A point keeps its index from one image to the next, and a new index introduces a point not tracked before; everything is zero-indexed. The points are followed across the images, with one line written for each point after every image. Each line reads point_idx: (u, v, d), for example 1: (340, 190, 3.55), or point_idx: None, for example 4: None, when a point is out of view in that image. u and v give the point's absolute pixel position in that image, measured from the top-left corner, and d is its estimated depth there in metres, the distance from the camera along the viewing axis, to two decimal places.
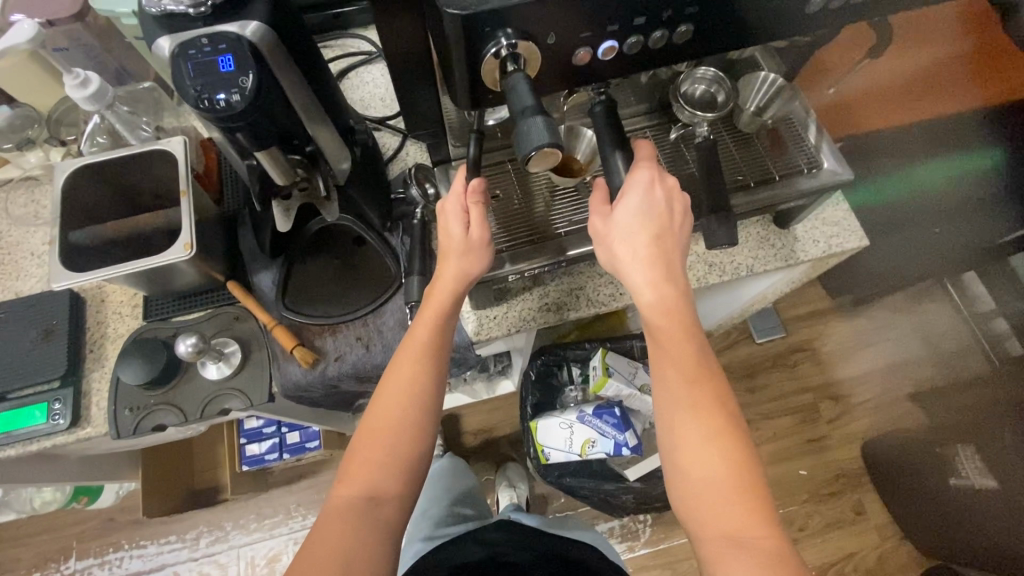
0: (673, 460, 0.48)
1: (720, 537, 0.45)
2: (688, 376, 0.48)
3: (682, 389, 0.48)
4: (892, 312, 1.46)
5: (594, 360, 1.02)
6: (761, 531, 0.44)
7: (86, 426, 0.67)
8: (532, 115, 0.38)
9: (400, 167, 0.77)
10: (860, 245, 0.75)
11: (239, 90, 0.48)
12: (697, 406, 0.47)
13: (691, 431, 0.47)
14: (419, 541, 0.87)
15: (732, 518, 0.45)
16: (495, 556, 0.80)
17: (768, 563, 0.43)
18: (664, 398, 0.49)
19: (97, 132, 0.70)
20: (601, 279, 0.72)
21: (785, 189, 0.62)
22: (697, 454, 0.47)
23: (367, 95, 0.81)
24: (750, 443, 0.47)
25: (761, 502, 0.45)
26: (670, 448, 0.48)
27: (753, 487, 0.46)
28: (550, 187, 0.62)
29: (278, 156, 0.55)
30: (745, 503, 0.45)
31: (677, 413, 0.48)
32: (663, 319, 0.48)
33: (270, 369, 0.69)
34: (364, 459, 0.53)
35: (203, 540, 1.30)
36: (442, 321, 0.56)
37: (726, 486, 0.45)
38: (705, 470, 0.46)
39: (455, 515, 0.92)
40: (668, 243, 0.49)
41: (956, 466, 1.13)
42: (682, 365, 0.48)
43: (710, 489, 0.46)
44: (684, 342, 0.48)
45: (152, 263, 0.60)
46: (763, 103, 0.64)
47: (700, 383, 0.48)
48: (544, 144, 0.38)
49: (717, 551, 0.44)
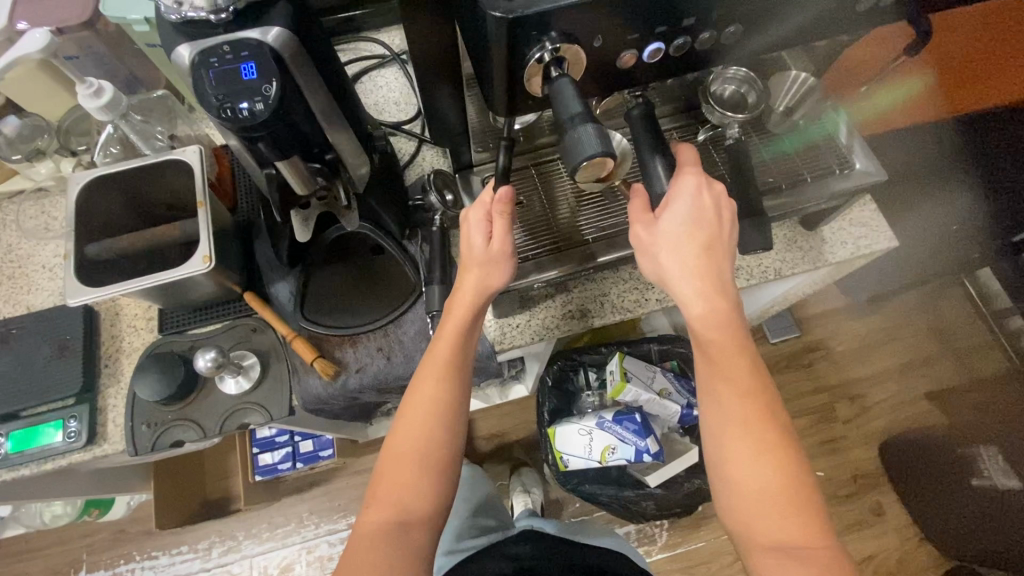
0: (723, 473, 0.46)
1: (773, 551, 0.44)
2: (739, 389, 0.46)
3: (731, 403, 0.46)
4: (906, 310, 1.44)
5: (612, 365, 1.00)
6: (816, 545, 0.44)
7: (103, 443, 0.66)
8: (581, 124, 0.37)
9: (417, 173, 0.75)
10: (888, 246, 0.73)
11: (263, 98, 0.46)
12: (749, 420, 0.46)
13: (742, 446, 0.46)
14: (441, 556, 0.86)
15: (785, 534, 0.44)
16: (521, 564, 0.79)
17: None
18: (712, 412, 0.47)
19: (110, 142, 0.68)
20: (625, 284, 0.71)
21: (816, 191, 0.61)
22: (750, 469, 0.45)
23: (381, 99, 0.79)
24: (802, 456, 0.46)
25: (815, 515, 0.44)
26: (718, 463, 0.47)
27: (807, 501, 0.44)
28: (576, 192, 0.60)
29: (299, 165, 0.55)
30: (799, 517, 0.44)
31: (725, 427, 0.46)
32: (712, 332, 0.46)
33: (289, 382, 0.68)
34: (394, 479, 0.52)
35: (215, 551, 1.29)
36: (470, 333, 0.54)
37: (779, 500, 0.44)
38: (757, 485, 0.45)
39: (478, 527, 0.91)
40: (709, 251, 0.47)
41: (979, 466, 1.13)
42: (734, 378, 0.46)
43: (763, 504, 0.45)
44: (734, 355, 0.46)
45: (170, 277, 0.59)
46: (792, 102, 0.63)
47: (751, 397, 0.46)
48: (596, 154, 0.36)
49: (769, 565, 0.44)
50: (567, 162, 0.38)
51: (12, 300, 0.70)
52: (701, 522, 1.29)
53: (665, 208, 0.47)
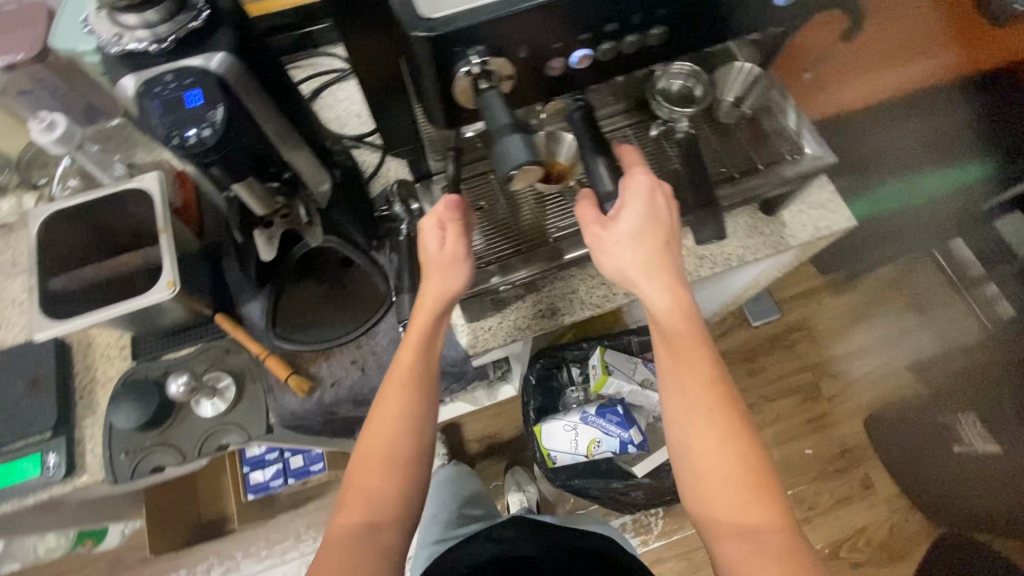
0: (685, 461, 0.48)
1: (733, 533, 0.45)
2: (694, 379, 0.48)
3: (687, 392, 0.48)
4: (882, 284, 1.47)
5: (593, 359, 1.02)
6: (772, 526, 0.45)
7: (84, 474, 0.66)
8: (510, 134, 0.38)
9: (382, 183, 0.76)
10: (848, 226, 0.75)
11: (210, 124, 0.47)
12: (706, 410, 0.47)
13: (706, 435, 0.47)
14: (432, 544, 0.87)
15: (747, 516, 0.46)
16: (502, 553, 0.80)
17: (784, 557, 0.43)
18: (677, 404, 0.49)
19: (69, 175, 0.69)
20: (593, 281, 0.72)
21: (767, 177, 0.62)
22: (707, 454, 0.47)
23: (342, 113, 0.80)
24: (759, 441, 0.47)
25: (772, 496, 0.46)
26: (683, 452, 0.48)
27: (768, 485, 0.46)
28: (536, 195, 0.61)
29: (254, 185, 0.56)
30: (760, 501, 0.46)
31: (688, 418, 0.48)
32: (677, 326, 0.49)
33: (266, 400, 0.68)
34: (363, 483, 0.52)
35: (214, 572, 1.29)
36: (428, 343, 0.55)
37: (741, 485, 0.46)
38: (720, 470, 0.46)
39: (466, 517, 0.94)
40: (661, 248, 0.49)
41: (960, 433, 1.20)
42: (695, 371, 0.48)
43: (727, 489, 0.46)
44: (696, 348, 0.48)
45: (135, 304, 0.59)
46: (741, 93, 0.64)
47: (707, 387, 0.48)
48: (523, 163, 0.37)
49: (729, 547, 0.45)
50: (500, 171, 0.39)
51: None
52: None
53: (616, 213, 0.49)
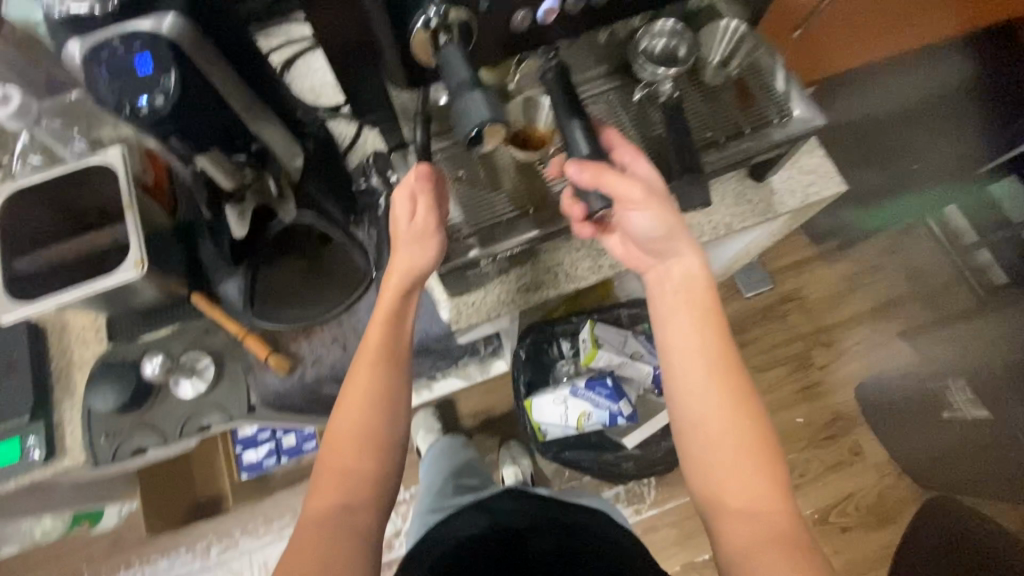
0: (698, 435, 0.53)
1: (737, 511, 0.50)
2: (711, 364, 0.54)
3: (696, 379, 0.54)
4: (875, 252, 1.46)
5: (583, 333, 1.01)
6: (775, 501, 0.50)
7: (65, 457, 0.65)
8: (470, 91, 0.39)
9: (359, 157, 0.69)
10: (837, 191, 0.73)
11: (163, 91, 0.46)
12: (720, 391, 0.53)
13: (722, 411, 0.53)
14: (428, 513, 0.89)
15: (753, 490, 0.50)
16: (496, 525, 0.79)
17: (783, 528, 0.48)
18: (696, 382, 0.54)
19: (30, 151, 0.66)
20: (578, 252, 0.70)
21: (754, 142, 0.60)
22: (715, 436, 0.52)
23: (316, 83, 0.77)
24: (763, 429, 0.52)
25: (774, 480, 0.51)
26: (698, 426, 0.53)
27: (772, 463, 0.51)
28: (519, 163, 0.57)
29: (219, 158, 0.54)
30: (764, 477, 0.51)
31: (704, 394, 0.53)
32: (698, 308, 0.56)
33: (247, 379, 0.67)
34: (338, 465, 0.52)
35: (213, 550, 1.30)
36: (393, 323, 0.55)
37: (748, 461, 0.51)
38: (730, 443, 0.52)
39: (461, 487, 0.94)
40: (679, 230, 0.55)
41: (949, 399, 1.15)
42: (713, 352, 0.54)
43: (736, 462, 0.51)
44: (716, 330, 0.55)
45: (102, 284, 0.57)
46: (728, 53, 0.62)
47: (717, 376, 0.54)
48: (484, 119, 0.38)
49: (733, 517, 0.50)
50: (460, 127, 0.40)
51: None
52: None
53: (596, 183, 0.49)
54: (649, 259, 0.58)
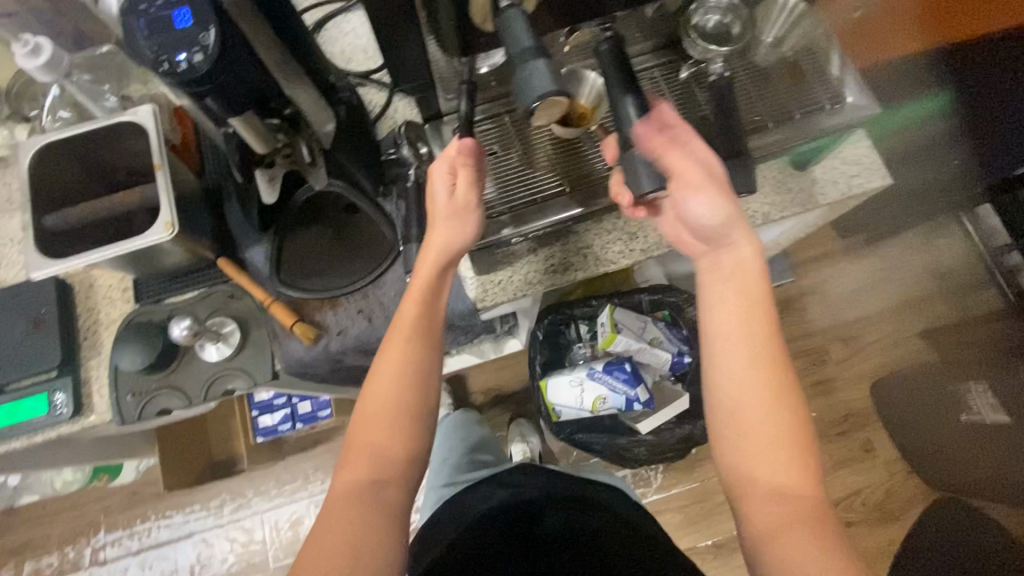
0: (732, 422, 0.52)
1: (766, 495, 0.50)
2: (751, 352, 0.53)
3: (734, 362, 0.53)
4: (902, 248, 1.42)
5: (602, 317, 1.00)
6: (806, 492, 0.49)
7: (91, 414, 0.66)
8: (533, 60, 0.37)
9: (389, 126, 0.72)
10: (882, 185, 0.70)
11: (201, 49, 0.45)
12: (759, 379, 0.52)
13: (759, 399, 0.52)
14: (443, 487, 0.90)
15: (785, 479, 0.50)
16: (512, 499, 0.79)
17: (813, 519, 0.48)
18: (735, 369, 0.53)
19: (58, 106, 0.64)
20: (610, 235, 0.69)
21: (803, 129, 0.58)
22: (749, 420, 0.52)
23: (347, 47, 0.75)
24: (800, 418, 0.51)
25: (807, 468, 0.50)
26: (731, 413, 0.53)
27: (806, 452, 0.51)
28: (553, 141, 0.58)
29: (256, 124, 0.52)
30: (797, 467, 0.50)
31: (741, 382, 0.52)
32: (740, 293, 0.54)
33: (272, 346, 0.67)
34: (370, 438, 0.52)
35: (226, 508, 1.33)
36: (430, 298, 0.55)
37: (781, 451, 0.51)
38: (765, 433, 0.51)
39: (474, 462, 0.95)
40: (740, 221, 0.54)
41: (969, 401, 1.20)
42: (755, 340, 0.53)
43: (769, 452, 0.51)
44: (758, 316, 0.54)
45: (133, 246, 0.56)
46: (781, 33, 0.59)
47: (755, 362, 0.53)
48: (548, 92, 0.37)
49: (761, 505, 0.50)
50: (520, 101, 0.38)
51: None
52: (695, 464, 1.33)
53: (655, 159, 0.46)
54: (700, 246, 0.57)
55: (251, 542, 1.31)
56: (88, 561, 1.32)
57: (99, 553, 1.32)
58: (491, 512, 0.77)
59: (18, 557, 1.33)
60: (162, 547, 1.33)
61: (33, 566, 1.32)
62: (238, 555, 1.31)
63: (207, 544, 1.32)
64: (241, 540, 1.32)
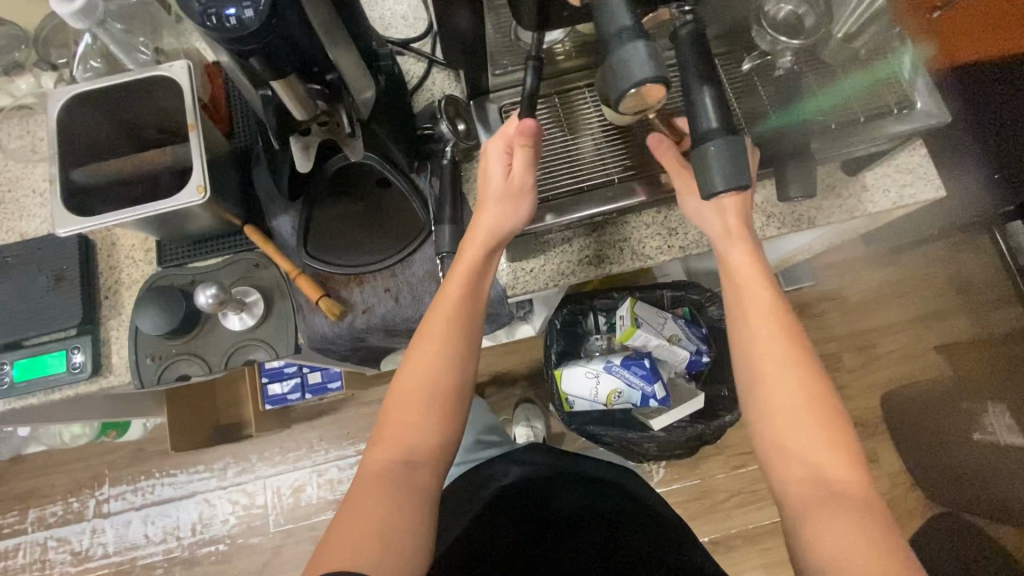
0: (769, 421, 0.53)
1: (807, 484, 0.50)
2: (772, 352, 0.54)
3: (767, 363, 0.54)
4: (928, 260, 1.39)
5: (622, 310, 0.98)
6: (851, 485, 0.49)
7: (109, 375, 0.65)
8: (633, 42, 0.37)
9: (426, 99, 0.69)
10: (935, 196, 0.67)
11: (252, 5, 0.43)
12: (790, 377, 0.53)
13: (792, 397, 0.52)
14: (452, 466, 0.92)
15: (833, 477, 0.50)
16: (522, 475, 0.80)
17: (866, 511, 0.48)
18: (761, 369, 0.54)
19: (90, 54, 0.63)
20: (648, 229, 0.66)
21: (868, 134, 0.54)
22: (786, 414, 0.52)
23: (387, 13, 0.71)
24: (837, 413, 0.52)
25: (852, 460, 0.50)
26: (766, 412, 0.53)
27: (848, 445, 0.51)
28: (604, 127, 0.55)
29: (296, 85, 0.49)
30: (839, 462, 0.50)
31: (767, 380, 0.54)
32: (750, 292, 0.56)
33: (294, 319, 0.66)
34: (404, 418, 0.52)
35: (230, 471, 1.34)
36: (474, 279, 0.54)
37: (822, 445, 0.51)
38: (800, 430, 0.52)
39: (484, 442, 0.95)
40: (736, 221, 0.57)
41: (984, 420, 1.18)
42: (774, 336, 0.54)
43: (811, 448, 0.51)
44: (769, 314, 0.55)
45: (163, 207, 0.55)
46: (856, 28, 0.56)
47: (781, 361, 0.54)
48: (648, 78, 0.36)
49: (810, 506, 0.49)
50: (616, 86, 0.38)
51: (3, 226, 0.68)
52: (698, 461, 1.32)
53: (741, 160, 0.42)
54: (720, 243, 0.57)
55: (253, 505, 1.32)
56: (91, 513, 1.33)
57: (103, 506, 1.34)
58: (503, 494, 0.76)
59: (23, 504, 1.34)
60: (165, 504, 1.34)
61: (37, 514, 1.33)
62: (240, 517, 1.32)
63: (209, 504, 1.33)
64: (243, 503, 1.33)
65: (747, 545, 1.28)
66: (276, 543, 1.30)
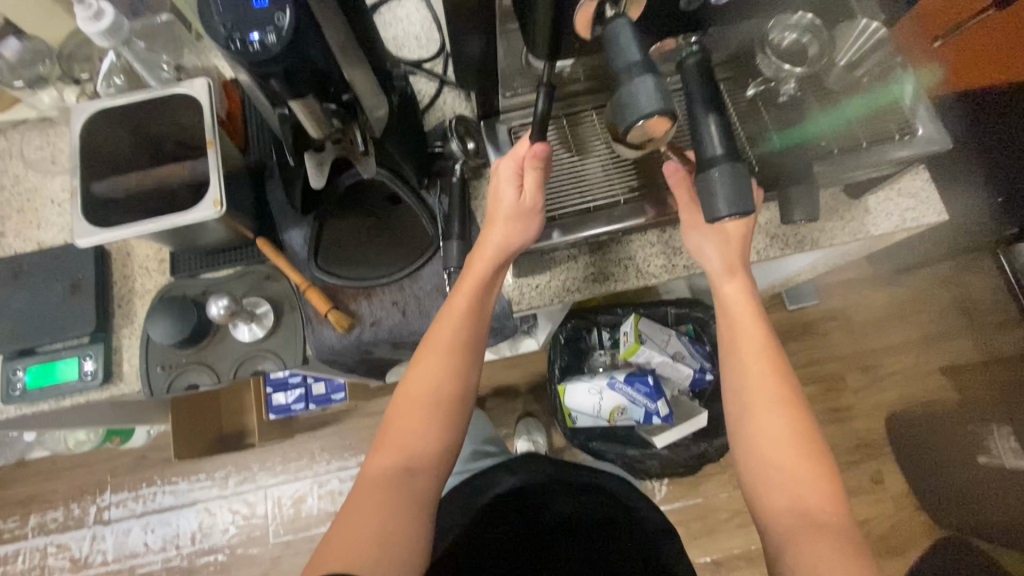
0: (754, 446, 0.54)
1: (789, 512, 0.51)
2: (760, 374, 0.55)
3: (755, 386, 0.55)
4: (932, 281, 1.39)
5: (626, 326, 0.99)
6: (830, 510, 0.50)
7: (120, 383, 0.66)
8: (642, 76, 0.38)
9: (436, 118, 0.70)
10: (938, 220, 0.68)
11: (275, 29, 0.45)
12: (775, 400, 0.54)
13: (777, 421, 0.53)
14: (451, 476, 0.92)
15: (815, 502, 0.50)
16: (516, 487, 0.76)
17: (844, 537, 0.48)
18: (749, 392, 0.55)
19: (113, 71, 0.65)
20: (652, 248, 0.67)
21: (866, 158, 0.56)
22: (772, 439, 0.53)
23: (401, 33, 0.73)
24: (818, 439, 0.53)
25: (833, 485, 0.51)
26: (751, 436, 0.54)
27: (829, 470, 0.52)
28: (610, 149, 0.57)
29: (313, 105, 0.51)
30: (820, 486, 0.51)
31: (753, 404, 0.54)
32: (742, 316, 0.57)
33: (304, 331, 0.67)
34: (407, 425, 0.53)
35: (231, 480, 1.34)
36: (481, 292, 0.55)
37: (804, 470, 0.52)
38: (785, 455, 0.52)
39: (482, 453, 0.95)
40: (739, 242, 0.58)
41: (989, 444, 1.17)
42: (761, 360, 0.55)
43: (794, 472, 0.52)
44: (757, 338, 0.56)
45: (179, 221, 0.56)
46: (857, 57, 0.56)
47: (767, 384, 0.54)
48: (654, 111, 0.37)
49: (791, 529, 0.50)
50: (623, 118, 0.39)
51: (21, 235, 0.69)
52: (701, 480, 1.31)
53: (743, 186, 0.43)
54: (718, 266, 0.58)
55: (253, 515, 1.32)
56: (92, 520, 1.33)
57: (104, 513, 1.34)
58: (494, 504, 0.74)
59: (24, 509, 1.34)
60: (166, 512, 1.34)
61: (38, 519, 1.33)
62: (239, 527, 1.32)
63: (209, 514, 1.33)
64: (243, 513, 1.33)
65: (749, 566, 1.27)
66: (275, 554, 1.30)
